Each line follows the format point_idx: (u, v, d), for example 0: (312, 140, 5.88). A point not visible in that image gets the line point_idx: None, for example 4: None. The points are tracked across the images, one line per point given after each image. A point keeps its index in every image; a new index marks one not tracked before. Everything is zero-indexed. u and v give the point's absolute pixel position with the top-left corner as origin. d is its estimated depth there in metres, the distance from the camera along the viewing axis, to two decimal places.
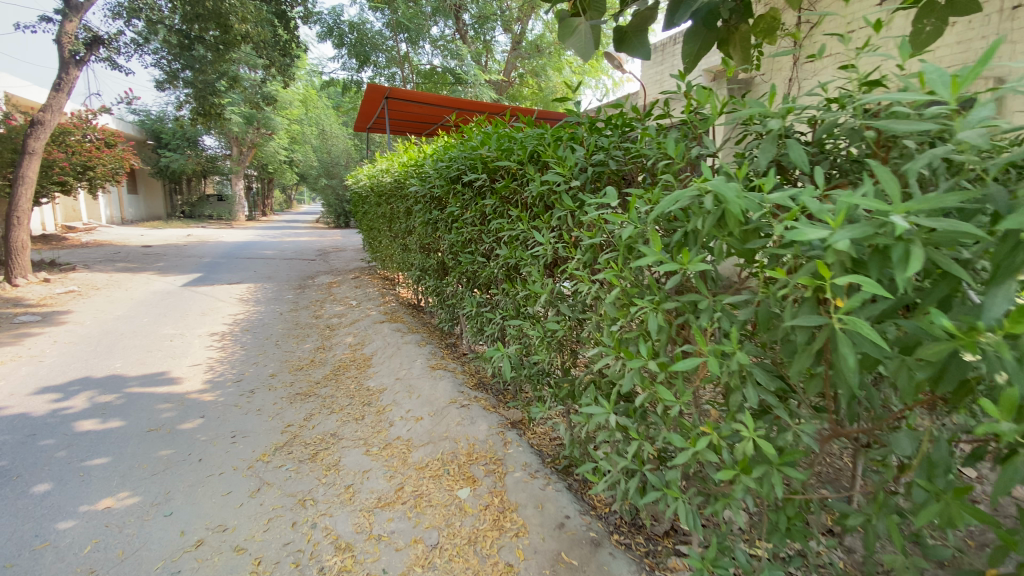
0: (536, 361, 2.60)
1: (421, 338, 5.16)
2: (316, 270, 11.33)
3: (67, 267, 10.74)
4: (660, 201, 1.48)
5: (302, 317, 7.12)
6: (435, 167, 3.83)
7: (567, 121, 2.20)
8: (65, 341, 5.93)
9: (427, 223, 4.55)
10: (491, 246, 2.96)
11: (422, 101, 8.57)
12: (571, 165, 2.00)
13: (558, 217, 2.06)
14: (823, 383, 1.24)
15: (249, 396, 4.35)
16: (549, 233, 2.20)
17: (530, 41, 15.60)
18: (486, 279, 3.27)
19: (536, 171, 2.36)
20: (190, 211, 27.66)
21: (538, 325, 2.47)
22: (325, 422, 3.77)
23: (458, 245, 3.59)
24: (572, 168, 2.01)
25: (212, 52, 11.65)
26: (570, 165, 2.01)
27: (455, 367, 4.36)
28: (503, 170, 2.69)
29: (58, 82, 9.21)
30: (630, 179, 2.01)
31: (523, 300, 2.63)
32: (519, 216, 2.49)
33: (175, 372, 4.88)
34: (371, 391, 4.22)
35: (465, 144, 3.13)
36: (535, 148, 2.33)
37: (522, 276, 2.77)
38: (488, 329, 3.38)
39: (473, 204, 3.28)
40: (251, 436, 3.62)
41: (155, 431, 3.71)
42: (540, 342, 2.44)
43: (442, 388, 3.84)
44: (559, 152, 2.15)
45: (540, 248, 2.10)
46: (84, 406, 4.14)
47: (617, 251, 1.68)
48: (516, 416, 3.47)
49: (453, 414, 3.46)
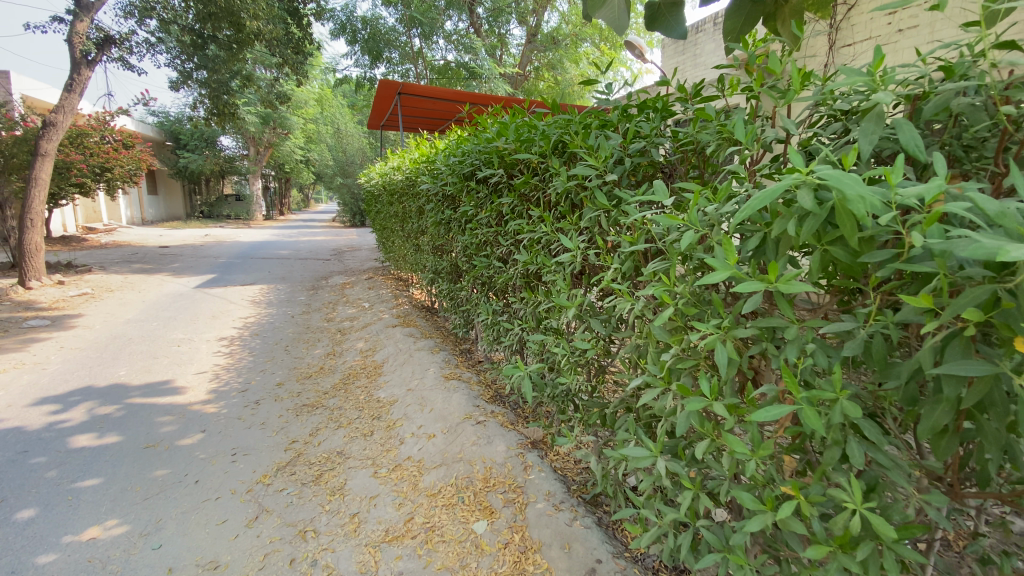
0: (562, 382, 2.30)
1: (434, 344, 4.89)
2: (330, 270, 11.15)
3: (83, 268, 10.71)
4: (728, 198, 1.17)
5: (313, 319, 6.92)
6: (447, 163, 3.54)
7: (597, 106, 1.89)
8: (72, 347, 5.79)
9: (439, 223, 4.27)
10: (508, 249, 2.65)
11: (435, 96, 8.31)
12: (607, 156, 1.67)
13: (590, 218, 1.74)
14: (958, 442, 0.95)
15: (254, 407, 4.11)
16: (577, 237, 1.89)
17: (546, 33, 15.10)
18: (503, 284, 2.97)
19: (560, 164, 2.05)
20: (209, 211, 27.85)
21: (564, 341, 2.16)
22: (332, 438, 3.51)
23: (472, 249, 3.29)
24: (608, 161, 1.69)
25: (224, 51, 11.51)
26: (606, 156, 1.68)
27: (470, 377, 4.08)
28: (522, 165, 2.38)
29: (69, 83, 9.14)
30: (675, 173, 1.71)
31: (545, 311, 2.33)
32: (540, 216, 2.18)
33: (179, 380, 4.68)
34: (382, 403, 3.94)
35: (479, 137, 2.82)
36: (559, 137, 2.01)
37: (544, 284, 2.48)
38: (506, 339, 3.09)
39: (488, 202, 2.98)
40: (253, 453, 3.38)
41: (152, 447, 3.50)
42: (567, 360, 2.14)
43: (457, 402, 3.55)
44: (589, 141, 1.84)
45: (566, 255, 1.77)
46: (82, 419, 3.95)
47: (666, 259, 1.35)
48: (537, 435, 3.18)
49: (469, 432, 3.18)
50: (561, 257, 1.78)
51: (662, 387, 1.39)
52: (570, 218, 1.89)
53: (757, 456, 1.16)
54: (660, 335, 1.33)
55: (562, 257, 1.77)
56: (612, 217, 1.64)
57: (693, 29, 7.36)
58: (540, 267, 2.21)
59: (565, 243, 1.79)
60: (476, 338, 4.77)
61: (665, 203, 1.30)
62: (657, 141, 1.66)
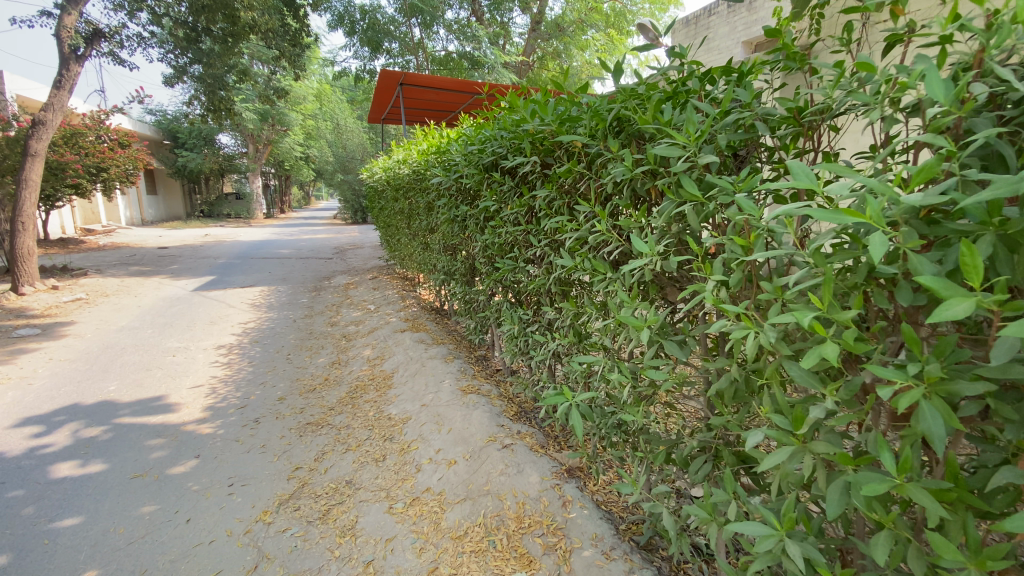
0: (616, 412, 1.92)
1: (447, 351, 4.52)
2: (332, 269, 10.79)
3: (79, 272, 10.34)
4: (936, 186, 0.79)
5: (316, 324, 6.55)
6: (463, 151, 3.14)
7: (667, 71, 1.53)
8: (61, 359, 5.40)
9: (452, 220, 3.89)
10: (540, 251, 2.27)
11: (438, 85, 7.92)
12: (707, 126, 1.23)
13: (677, 211, 1.28)
14: None
15: (253, 427, 3.74)
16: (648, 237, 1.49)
17: (551, 20, 14.39)
18: (534, 290, 2.60)
19: (619, 147, 1.66)
20: (209, 210, 27.40)
21: (622, 364, 1.78)
22: (339, 464, 3.14)
23: (494, 249, 2.91)
24: (703, 135, 1.24)
25: (219, 44, 11.10)
26: (705, 126, 1.24)
27: (490, 390, 3.70)
28: (563, 150, 2.00)
29: (58, 79, 8.68)
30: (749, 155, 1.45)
31: (594, 328, 1.95)
32: (587, 210, 1.77)
33: (173, 396, 4.29)
34: (394, 420, 3.57)
35: (505, 118, 2.43)
36: (616, 107, 1.59)
37: (588, 293, 2.10)
38: (536, 353, 2.73)
39: (515, 194, 2.61)
40: (252, 484, 3.01)
41: (140, 477, 3.12)
42: (626, 389, 1.76)
43: (479, 421, 3.18)
44: (664, 113, 1.44)
45: (642, 259, 1.31)
46: (66, 443, 3.57)
47: (812, 272, 0.97)
48: (572, 460, 2.82)
49: (494, 459, 2.81)
50: (631, 263, 1.32)
51: (797, 448, 1.02)
52: (638, 212, 1.47)
53: (984, 569, 0.77)
54: (805, 381, 0.95)
55: (635, 262, 1.31)
56: (709, 210, 1.23)
57: (706, 9, 6.91)
58: (591, 274, 1.82)
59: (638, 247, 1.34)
60: (493, 345, 4.41)
61: (816, 190, 0.92)
62: (760, 109, 1.31)
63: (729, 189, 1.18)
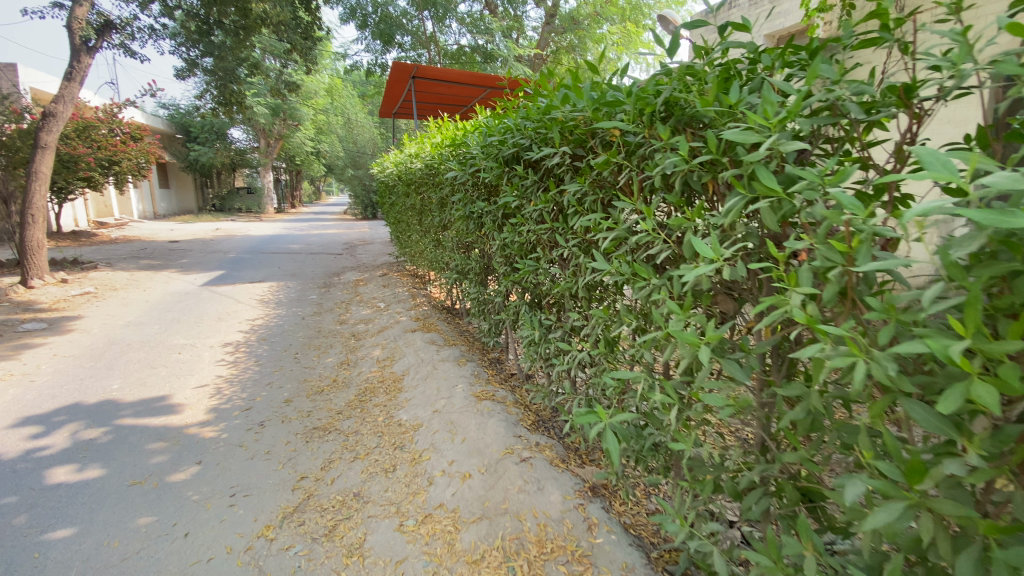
0: (655, 433, 1.71)
1: (460, 353, 4.34)
2: (342, 265, 10.66)
3: (89, 265, 10.27)
4: None
5: (325, 321, 6.40)
6: (481, 143, 2.94)
7: (722, 50, 1.36)
8: (65, 355, 5.28)
9: (467, 216, 3.69)
10: (566, 250, 2.07)
11: (451, 79, 7.74)
12: (794, 107, 1.05)
13: (749, 208, 1.11)
14: None
15: (257, 431, 3.57)
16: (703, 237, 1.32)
17: (565, 14, 14.05)
18: (558, 295, 2.42)
19: (668, 131, 1.45)
20: (220, 203, 27.40)
21: (666, 382, 1.56)
22: (347, 474, 2.97)
23: (514, 248, 2.71)
24: (788, 115, 1.05)
25: (231, 37, 10.97)
26: (793, 104, 1.05)
27: (505, 396, 3.51)
28: (597, 139, 1.80)
29: (69, 70, 8.56)
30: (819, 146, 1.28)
31: (632, 339, 1.75)
32: (626, 205, 1.57)
33: (176, 397, 4.15)
34: (404, 427, 3.39)
35: (530, 105, 2.22)
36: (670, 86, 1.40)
37: (623, 299, 1.90)
38: (560, 361, 2.54)
39: (539, 188, 2.41)
40: (255, 494, 2.84)
41: (138, 485, 2.97)
42: (673, 411, 1.55)
43: (495, 431, 3.00)
44: (730, 91, 1.24)
45: (708, 266, 1.13)
46: (64, 446, 3.43)
47: (949, 289, 0.79)
48: (595, 475, 2.63)
49: (512, 474, 2.62)
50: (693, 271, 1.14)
51: (910, 504, 0.85)
52: (694, 208, 1.30)
53: None
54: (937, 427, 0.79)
55: (700, 270, 1.13)
56: (791, 208, 1.07)
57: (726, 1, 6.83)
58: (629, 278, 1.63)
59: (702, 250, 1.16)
60: (507, 348, 4.23)
61: (961, 185, 0.72)
62: (852, 89, 1.12)
63: (817, 183, 1.01)
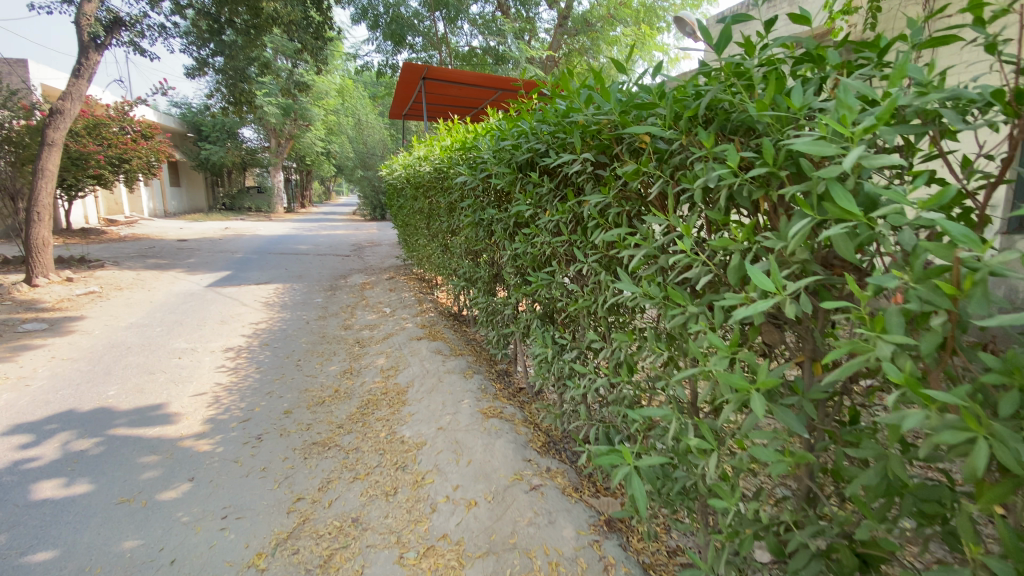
0: (688, 477, 1.52)
1: (466, 364, 4.16)
2: (349, 267, 10.52)
3: (96, 263, 10.21)
4: None
5: (329, 326, 6.25)
6: (493, 147, 2.76)
7: (776, 48, 1.19)
8: (63, 358, 5.17)
9: (477, 223, 3.52)
10: (586, 266, 1.88)
11: (462, 80, 7.57)
12: (885, 112, 0.87)
13: (820, 233, 0.94)
14: None
15: (255, 445, 3.41)
16: (753, 261, 1.16)
17: (578, 15, 13.84)
18: (574, 314, 2.24)
19: (712, 136, 1.28)
20: (230, 203, 27.43)
21: (704, 424, 1.38)
22: (345, 497, 2.80)
23: (527, 260, 2.53)
24: (877, 124, 0.87)
25: (242, 36, 10.89)
26: (884, 110, 0.87)
27: (514, 414, 3.32)
28: (625, 146, 1.62)
29: (77, 67, 8.50)
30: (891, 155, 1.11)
31: (662, 370, 1.57)
32: (660, 219, 1.40)
33: (173, 406, 4.01)
34: (407, 445, 3.21)
35: (548, 107, 2.04)
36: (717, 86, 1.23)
37: (650, 323, 1.72)
38: (576, 384, 2.37)
39: (555, 197, 2.23)
40: (249, 516, 2.68)
41: (127, 503, 2.82)
42: (713, 456, 1.36)
43: (502, 454, 2.82)
44: (794, 95, 1.08)
45: (770, 301, 0.97)
46: (53, 458, 3.29)
47: None
48: (610, 506, 2.45)
49: (521, 503, 2.44)
50: (753, 308, 0.98)
51: None
52: (743, 229, 1.14)
53: None
54: None
55: (761, 306, 0.97)
56: (870, 233, 0.91)
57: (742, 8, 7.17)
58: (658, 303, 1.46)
59: (760, 281, 1.00)
60: (516, 360, 4.06)
61: None
62: (944, 93, 0.95)
63: (908, 206, 0.86)
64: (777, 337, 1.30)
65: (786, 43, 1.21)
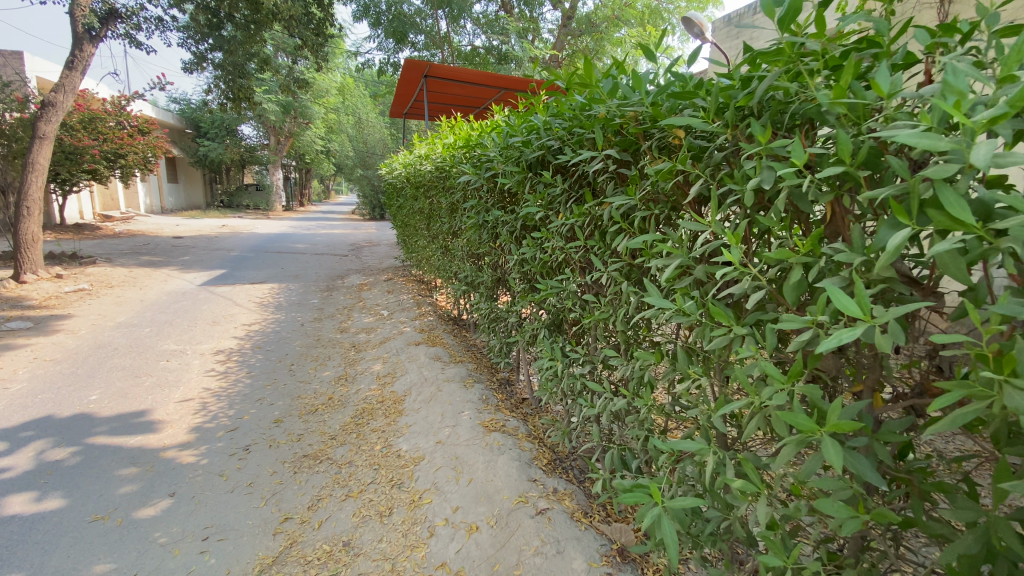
0: (723, 519, 1.34)
1: (467, 373, 3.97)
2: (346, 268, 10.31)
3: (88, 259, 9.99)
4: None
5: (325, 329, 6.05)
6: (501, 144, 2.58)
7: (842, 30, 1.03)
8: (45, 359, 4.96)
9: (480, 225, 3.34)
10: (605, 275, 1.70)
11: (464, 78, 7.39)
12: (1019, 98, 0.69)
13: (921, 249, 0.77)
14: None
15: (242, 457, 3.22)
16: (818, 278, 0.99)
17: (581, 16, 13.74)
18: (589, 327, 2.06)
19: (765, 130, 1.11)
20: (228, 200, 27.16)
21: (748, 463, 1.20)
22: (337, 517, 2.61)
23: (536, 267, 2.35)
24: (1008, 113, 0.70)
25: (242, 32, 10.69)
26: (1017, 95, 0.70)
27: (517, 428, 3.14)
28: (654, 143, 1.45)
29: (71, 59, 8.29)
30: None
31: (694, 396, 1.40)
32: (699, 225, 1.22)
33: (157, 412, 3.81)
34: (404, 460, 3.02)
35: (564, 99, 1.86)
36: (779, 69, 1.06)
37: (677, 341, 1.55)
38: (587, 402, 2.20)
39: (569, 198, 2.05)
40: (231, 538, 2.49)
41: (101, 522, 2.62)
42: (760, 498, 1.18)
43: (505, 473, 2.64)
44: (877, 81, 0.91)
45: (856, 330, 0.80)
46: (26, 468, 3.09)
47: None
48: (623, 534, 2.26)
49: (526, 529, 2.26)
50: (836, 337, 0.80)
51: None
52: (809, 238, 0.97)
53: None
54: None
55: (847, 335, 0.79)
56: (984, 251, 0.74)
57: (748, 10, 7.11)
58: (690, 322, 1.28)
59: (844, 305, 0.83)
60: (518, 369, 3.87)
61: None
62: None
63: None
64: (833, 365, 1.16)
65: (850, 28, 1.06)
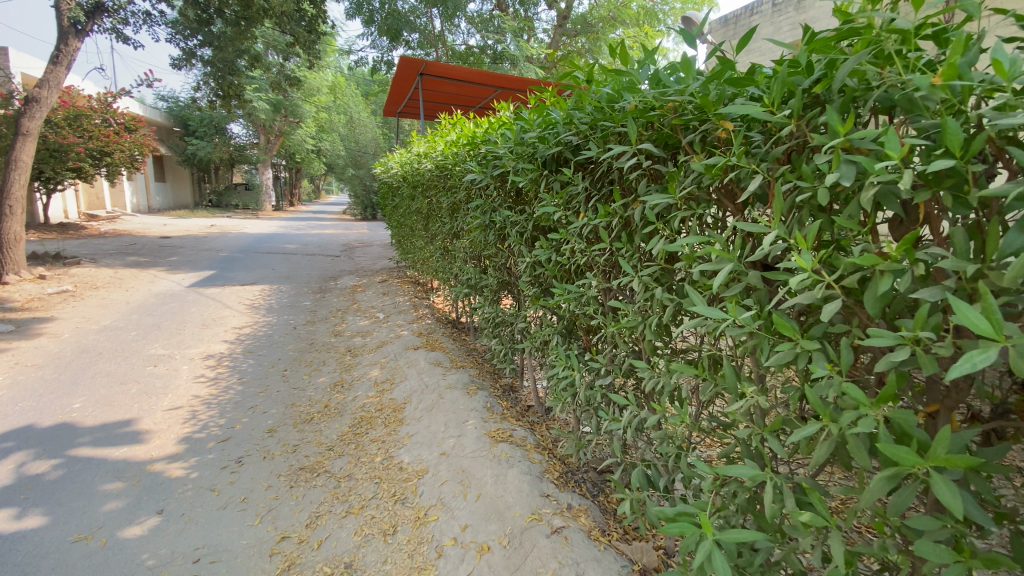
0: (780, 552, 1.21)
1: (469, 379, 3.82)
2: (339, 268, 10.12)
3: (73, 259, 9.70)
4: None
5: (318, 333, 5.87)
6: (512, 141, 2.45)
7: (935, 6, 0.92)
8: (27, 364, 4.74)
9: (486, 225, 3.21)
10: (635, 281, 1.57)
11: (462, 76, 7.24)
12: None
13: None
14: None
15: (235, 470, 3.05)
16: (913, 288, 0.86)
17: (577, 16, 13.64)
18: (612, 336, 1.93)
19: (840, 118, 0.99)
20: (217, 199, 26.78)
21: (816, 494, 1.07)
22: (337, 536, 2.46)
23: (551, 270, 2.22)
24: None
25: (232, 28, 10.45)
26: None
27: (525, 438, 2.99)
28: (696, 137, 1.32)
29: (56, 54, 8.02)
30: None
31: (744, 415, 1.27)
32: (759, 226, 1.08)
33: (145, 422, 3.62)
34: (406, 473, 2.87)
35: (586, 92, 1.74)
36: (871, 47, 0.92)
37: (718, 354, 1.43)
38: (607, 415, 2.07)
39: (590, 198, 1.93)
40: (224, 560, 2.32)
41: (84, 542, 2.44)
42: (831, 534, 1.05)
43: (516, 488, 2.50)
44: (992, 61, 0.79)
45: (991, 351, 0.67)
46: (4, 483, 2.90)
47: None
48: (644, 554, 2.12)
49: (541, 550, 2.12)
50: (967, 359, 0.68)
51: None
52: (905, 242, 0.85)
53: None
54: None
55: (983, 357, 0.67)
56: None
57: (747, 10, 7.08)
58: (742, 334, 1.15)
59: (971, 321, 0.70)
60: (523, 375, 3.74)
61: None
62: None
63: None
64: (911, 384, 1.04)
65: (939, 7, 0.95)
